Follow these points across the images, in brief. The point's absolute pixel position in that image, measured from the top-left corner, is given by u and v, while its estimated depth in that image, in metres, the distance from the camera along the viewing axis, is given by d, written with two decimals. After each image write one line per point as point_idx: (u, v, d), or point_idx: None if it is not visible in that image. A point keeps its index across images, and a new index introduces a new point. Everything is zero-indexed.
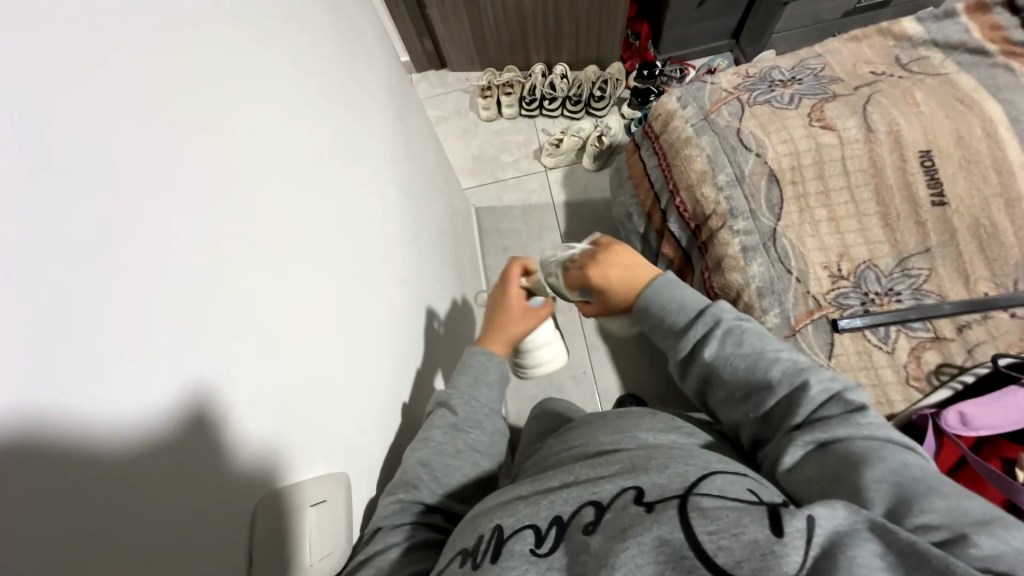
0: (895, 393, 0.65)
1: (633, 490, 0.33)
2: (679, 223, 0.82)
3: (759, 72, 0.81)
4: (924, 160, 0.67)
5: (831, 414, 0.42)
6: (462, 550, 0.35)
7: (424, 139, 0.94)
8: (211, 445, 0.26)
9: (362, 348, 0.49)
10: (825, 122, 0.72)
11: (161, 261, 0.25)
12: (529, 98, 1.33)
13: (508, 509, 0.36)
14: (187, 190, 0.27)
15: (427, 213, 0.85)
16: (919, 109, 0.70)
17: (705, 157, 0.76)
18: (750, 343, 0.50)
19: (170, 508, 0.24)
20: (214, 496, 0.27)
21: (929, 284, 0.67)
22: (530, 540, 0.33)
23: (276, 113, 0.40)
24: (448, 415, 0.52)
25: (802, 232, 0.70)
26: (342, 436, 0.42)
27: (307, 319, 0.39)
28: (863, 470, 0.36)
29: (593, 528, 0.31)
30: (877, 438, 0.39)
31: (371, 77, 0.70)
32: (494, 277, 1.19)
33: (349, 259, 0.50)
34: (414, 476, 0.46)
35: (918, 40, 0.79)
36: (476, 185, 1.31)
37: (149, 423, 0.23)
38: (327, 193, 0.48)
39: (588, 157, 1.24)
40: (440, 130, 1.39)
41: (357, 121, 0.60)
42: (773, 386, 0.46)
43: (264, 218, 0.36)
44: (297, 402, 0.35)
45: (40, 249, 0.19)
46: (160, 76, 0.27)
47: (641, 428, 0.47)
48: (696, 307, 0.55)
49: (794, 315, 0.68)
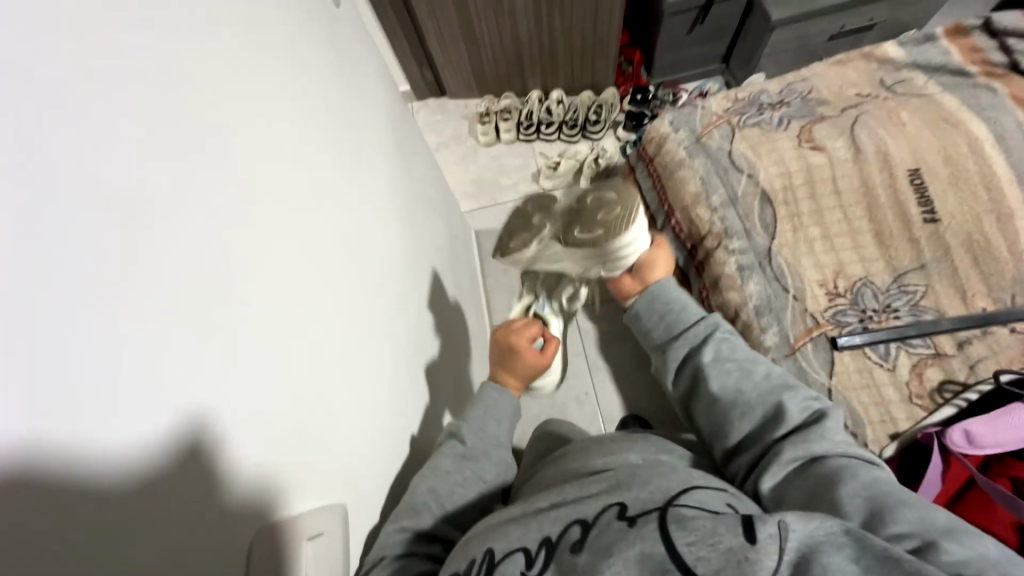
0: (899, 411, 0.64)
1: (617, 507, 0.33)
2: (676, 244, 0.82)
3: (748, 96, 0.83)
4: (913, 178, 0.69)
5: (811, 426, 0.44)
6: (452, 574, 0.34)
7: (423, 166, 0.97)
8: (207, 470, 0.27)
9: (362, 370, 0.50)
10: (814, 143, 0.74)
11: (163, 285, 0.26)
12: (526, 124, 1.37)
13: (499, 532, 0.36)
14: (186, 214, 0.29)
15: (427, 235, 0.87)
16: (905, 128, 0.72)
17: (697, 179, 0.77)
18: (743, 352, 0.52)
19: (168, 526, 0.24)
20: (206, 508, 0.27)
21: (927, 300, 0.67)
22: (520, 562, 0.32)
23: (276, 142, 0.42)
24: (457, 444, 0.53)
25: (797, 251, 0.71)
26: (342, 461, 0.42)
27: (304, 341, 0.39)
28: (839, 487, 0.37)
29: (580, 546, 0.31)
30: (847, 457, 0.41)
31: (367, 104, 0.71)
32: (494, 299, 1.20)
33: (350, 281, 0.52)
34: (417, 499, 0.47)
35: (901, 64, 0.81)
36: (476, 208, 1.33)
37: (146, 441, 0.23)
38: (326, 218, 0.49)
39: (585, 179, 1.27)
40: (441, 155, 1.43)
41: (356, 148, 0.62)
42: (759, 399, 0.48)
43: (265, 246, 0.37)
44: (296, 415, 0.36)
45: (46, 268, 0.20)
46: (165, 109, 0.29)
47: (633, 448, 0.47)
48: (697, 313, 0.57)
49: (792, 334, 0.68)
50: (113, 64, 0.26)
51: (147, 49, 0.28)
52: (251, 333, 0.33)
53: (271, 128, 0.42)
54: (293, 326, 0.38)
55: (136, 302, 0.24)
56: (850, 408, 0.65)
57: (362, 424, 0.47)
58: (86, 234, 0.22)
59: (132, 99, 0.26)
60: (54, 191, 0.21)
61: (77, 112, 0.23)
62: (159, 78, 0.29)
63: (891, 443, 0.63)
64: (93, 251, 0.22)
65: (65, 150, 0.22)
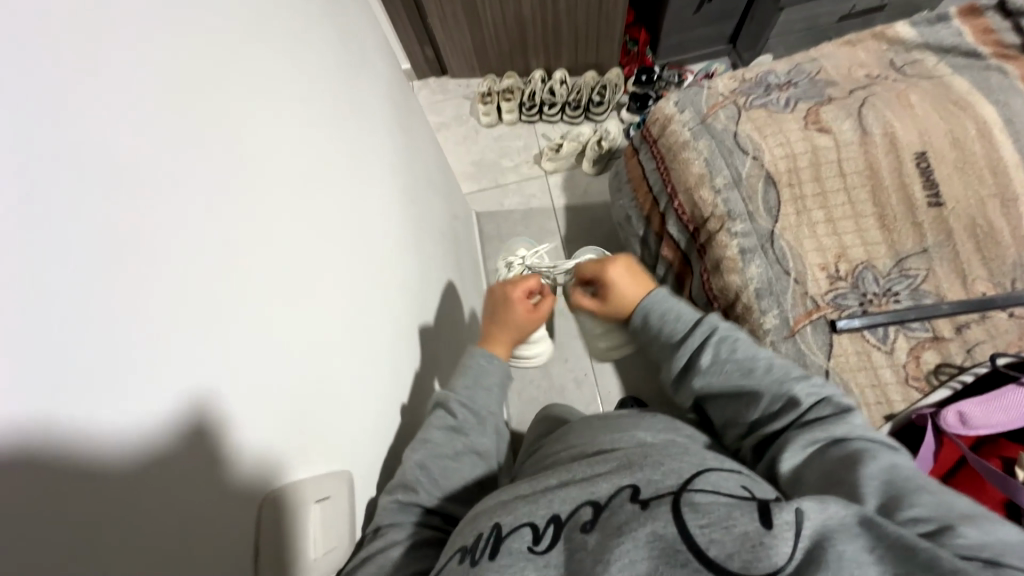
0: (895, 393, 0.64)
1: (630, 489, 0.33)
2: (678, 226, 0.83)
3: (755, 76, 0.82)
4: (919, 161, 0.68)
5: (825, 415, 0.45)
6: (461, 548, 0.35)
7: (424, 144, 0.96)
8: (212, 451, 0.27)
9: (363, 346, 0.50)
10: (821, 125, 0.73)
11: (165, 264, 0.26)
12: (528, 104, 1.36)
13: (506, 507, 0.36)
14: (191, 205, 0.28)
15: (428, 214, 0.87)
16: (913, 111, 0.71)
17: (702, 161, 0.77)
18: (743, 349, 0.53)
19: (175, 505, 0.25)
20: (213, 485, 0.27)
21: (928, 284, 0.67)
22: (527, 537, 0.33)
23: (274, 115, 0.41)
24: (447, 416, 0.53)
25: (799, 234, 0.71)
26: (345, 437, 0.43)
27: (307, 327, 0.40)
28: (862, 467, 0.38)
29: (591, 527, 0.32)
30: (869, 440, 0.42)
31: (365, 79, 0.69)
32: (494, 281, 1.21)
33: (352, 261, 0.51)
34: (417, 476, 0.47)
35: (912, 44, 0.79)
36: (478, 190, 1.33)
37: (151, 432, 0.23)
38: (328, 196, 0.49)
39: (588, 162, 1.27)
40: (442, 136, 1.42)
41: (357, 123, 0.61)
42: (772, 389, 0.49)
43: (266, 222, 0.37)
44: (300, 391, 0.37)
45: (38, 246, 0.20)
46: (159, 81, 0.28)
47: (641, 428, 0.47)
48: (692, 318, 0.58)
49: (792, 317, 0.68)
50: (102, 32, 0.25)
51: (137, 15, 0.27)
52: (258, 322, 0.33)
53: (270, 102, 0.41)
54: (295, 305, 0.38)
55: (137, 296, 0.24)
56: (846, 391, 0.65)
57: (364, 403, 0.48)
58: (85, 220, 0.22)
59: (125, 71, 0.26)
60: (51, 180, 0.21)
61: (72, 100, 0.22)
62: (152, 54, 0.28)
63: (885, 424, 0.63)
64: (93, 240, 0.22)
65: (56, 127, 0.21)
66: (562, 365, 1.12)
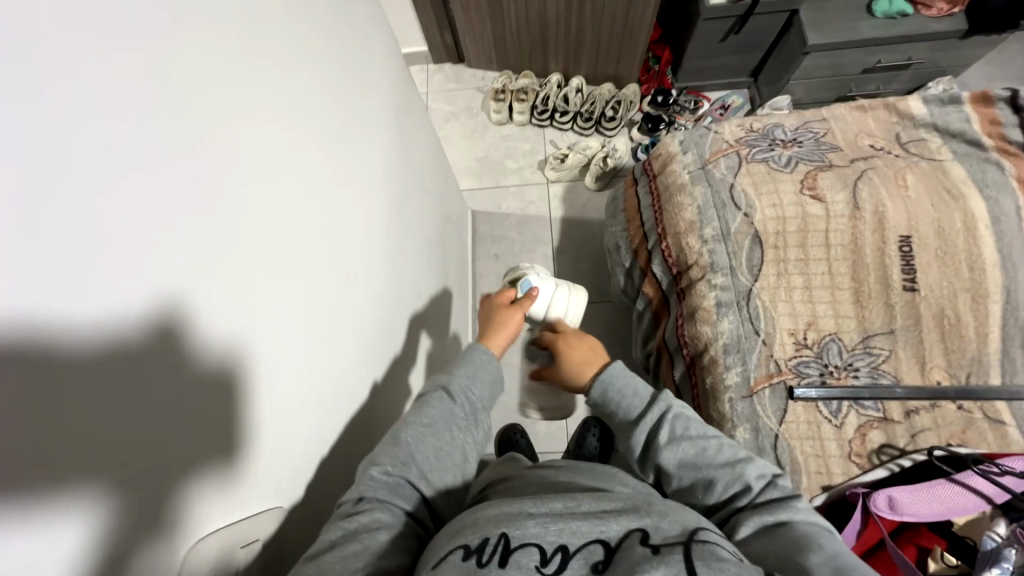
0: (836, 466, 0.67)
1: (640, 533, 0.37)
2: (662, 267, 0.84)
3: (762, 127, 0.82)
4: (902, 245, 0.69)
5: (771, 498, 0.47)
6: (464, 545, 0.38)
7: (424, 138, 0.93)
8: (169, 415, 0.28)
9: (341, 332, 0.51)
10: (815, 192, 0.73)
11: (155, 236, 0.26)
12: (541, 108, 1.34)
13: (515, 520, 0.39)
14: (180, 189, 0.28)
15: (423, 207, 0.87)
16: (907, 192, 0.71)
17: (695, 208, 0.78)
18: (697, 429, 0.53)
19: (137, 459, 0.26)
20: (170, 447, 0.28)
21: (887, 365, 0.69)
22: (536, 557, 0.36)
23: (280, 93, 0.41)
24: (444, 398, 0.55)
25: (776, 296, 0.72)
26: (307, 418, 0.44)
27: (279, 349, 0.39)
28: (812, 557, 0.40)
29: (603, 568, 0.36)
30: (812, 524, 0.45)
31: (369, 84, 0.65)
32: (479, 282, 1.22)
33: (340, 246, 0.52)
34: (410, 452, 0.49)
35: (920, 121, 0.79)
36: (477, 188, 1.32)
37: (118, 393, 0.25)
38: (325, 180, 0.49)
39: (590, 177, 1.27)
40: (449, 126, 1.40)
41: (357, 102, 0.60)
42: (723, 473, 0.50)
43: (261, 200, 0.37)
44: (269, 369, 0.37)
45: (32, 207, 0.20)
46: (171, 56, 0.28)
47: (621, 478, 0.49)
48: (647, 394, 0.57)
49: (753, 376, 0.70)
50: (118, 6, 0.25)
51: None
52: (232, 335, 0.33)
53: (276, 80, 0.41)
54: (276, 283, 0.39)
55: (113, 296, 0.24)
56: (793, 456, 0.67)
57: (332, 385, 0.49)
58: (78, 185, 0.22)
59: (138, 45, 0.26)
60: (48, 146, 0.21)
61: (69, 98, 0.22)
62: (168, 29, 0.28)
63: (821, 494, 0.66)
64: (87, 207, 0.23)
65: (61, 97, 0.22)
66: None
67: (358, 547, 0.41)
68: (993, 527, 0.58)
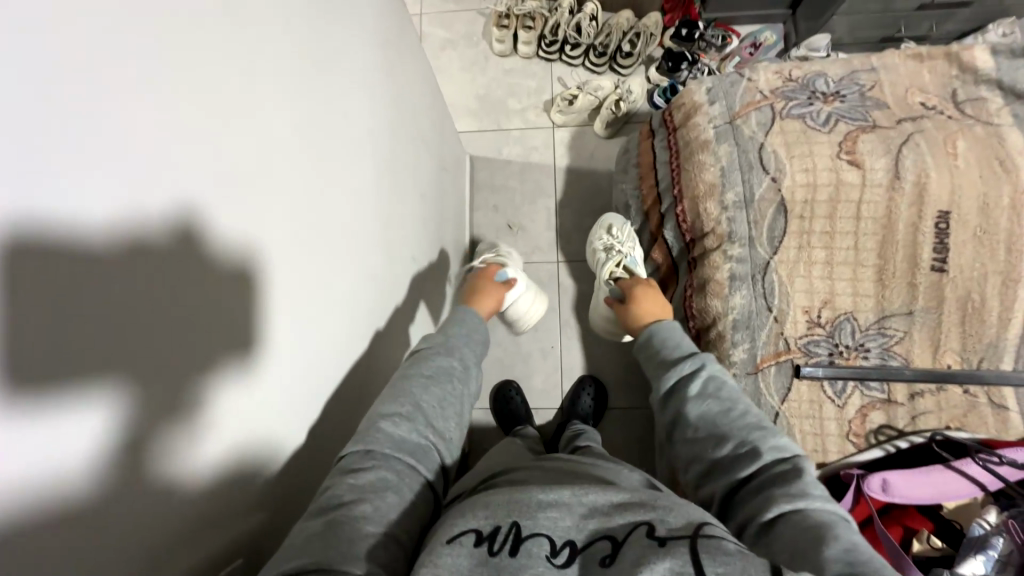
0: (832, 444, 0.67)
1: (647, 525, 0.34)
2: (674, 232, 0.78)
3: (802, 76, 0.73)
4: (939, 220, 0.64)
5: (786, 475, 0.45)
6: (475, 529, 0.34)
7: (422, 71, 0.82)
8: (195, 343, 0.30)
9: (341, 280, 0.49)
10: (854, 156, 0.66)
11: (157, 178, 0.26)
12: (550, 39, 1.19)
13: (523, 505, 0.36)
14: (178, 128, 0.27)
15: (421, 147, 0.79)
16: (956, 161, 0.64)
17: (718, 168, 0.70)
18: (728, 392, 0.53)
19: (169, 382, 0.28)
20: (200, 371, 0.31)
21: (899, 346, 0.66)
22: (546, 547, 0.33)
23: (271, 11, 0.37)
24: (443, 353, 0.55)
25: (794, 271, 0.67)
26: (316, 357, 0.45)
27: (290, 300, 0.40)
28: (823, 550, 0.37)
29: (611, 562, 0.32)
30: (829, 514, 0.41)
31: (373, 32, 0.58)
32: (477, 236, 1.16)
33: (342, 186, 0.49)
34: (417, 407, 0.48)
35: (982, 76, 0.69)
36: (476, 130, 1.21)
37: (145, 322, 0.26)
38: (322, 112, 0.45)
39: (601, 122, 1.16)
40: (446, 56, 1.25)
41: (351, 15, 0.52)
42: (739, 438, 0.49)
43: (260, 136, 0.35)
44: (282, 305, 0.39)
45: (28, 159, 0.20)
46: None
47: (626, 471, 0.48)
48: (690, 349, 0.59)
49: (761, 353, 0.68)
50: None
51: None
52: (240, 294, 0.34)
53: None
54: (283, 225, 0.38)
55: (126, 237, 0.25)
56: (790, 433, 0.67)
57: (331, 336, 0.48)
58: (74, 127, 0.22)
59: None
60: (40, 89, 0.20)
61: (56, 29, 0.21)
62: None
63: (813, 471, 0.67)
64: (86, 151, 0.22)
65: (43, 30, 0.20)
66: (531, 334, 1.12)
67: (370, 508, 0.39)
68: (985, 516, 0.59)
